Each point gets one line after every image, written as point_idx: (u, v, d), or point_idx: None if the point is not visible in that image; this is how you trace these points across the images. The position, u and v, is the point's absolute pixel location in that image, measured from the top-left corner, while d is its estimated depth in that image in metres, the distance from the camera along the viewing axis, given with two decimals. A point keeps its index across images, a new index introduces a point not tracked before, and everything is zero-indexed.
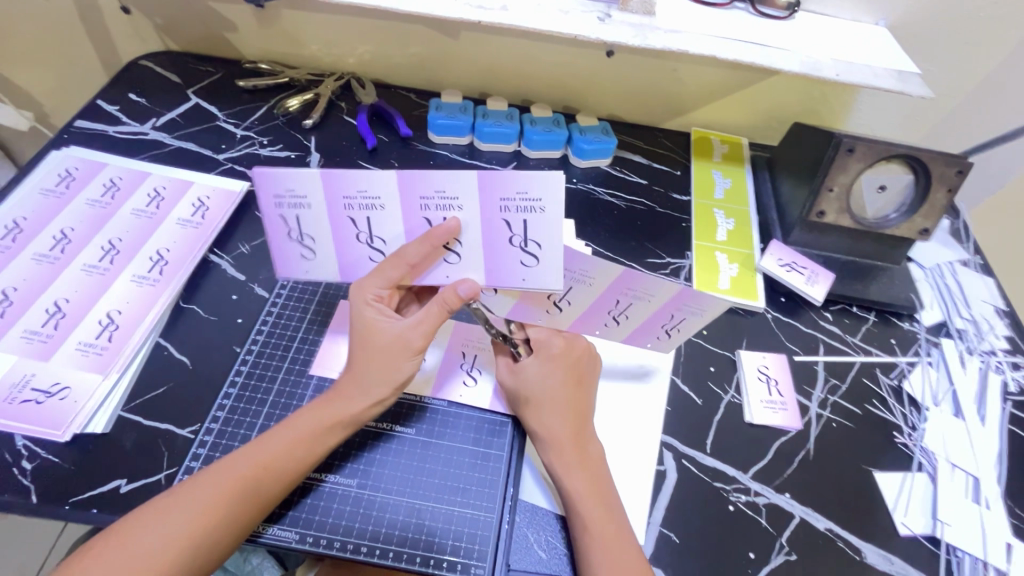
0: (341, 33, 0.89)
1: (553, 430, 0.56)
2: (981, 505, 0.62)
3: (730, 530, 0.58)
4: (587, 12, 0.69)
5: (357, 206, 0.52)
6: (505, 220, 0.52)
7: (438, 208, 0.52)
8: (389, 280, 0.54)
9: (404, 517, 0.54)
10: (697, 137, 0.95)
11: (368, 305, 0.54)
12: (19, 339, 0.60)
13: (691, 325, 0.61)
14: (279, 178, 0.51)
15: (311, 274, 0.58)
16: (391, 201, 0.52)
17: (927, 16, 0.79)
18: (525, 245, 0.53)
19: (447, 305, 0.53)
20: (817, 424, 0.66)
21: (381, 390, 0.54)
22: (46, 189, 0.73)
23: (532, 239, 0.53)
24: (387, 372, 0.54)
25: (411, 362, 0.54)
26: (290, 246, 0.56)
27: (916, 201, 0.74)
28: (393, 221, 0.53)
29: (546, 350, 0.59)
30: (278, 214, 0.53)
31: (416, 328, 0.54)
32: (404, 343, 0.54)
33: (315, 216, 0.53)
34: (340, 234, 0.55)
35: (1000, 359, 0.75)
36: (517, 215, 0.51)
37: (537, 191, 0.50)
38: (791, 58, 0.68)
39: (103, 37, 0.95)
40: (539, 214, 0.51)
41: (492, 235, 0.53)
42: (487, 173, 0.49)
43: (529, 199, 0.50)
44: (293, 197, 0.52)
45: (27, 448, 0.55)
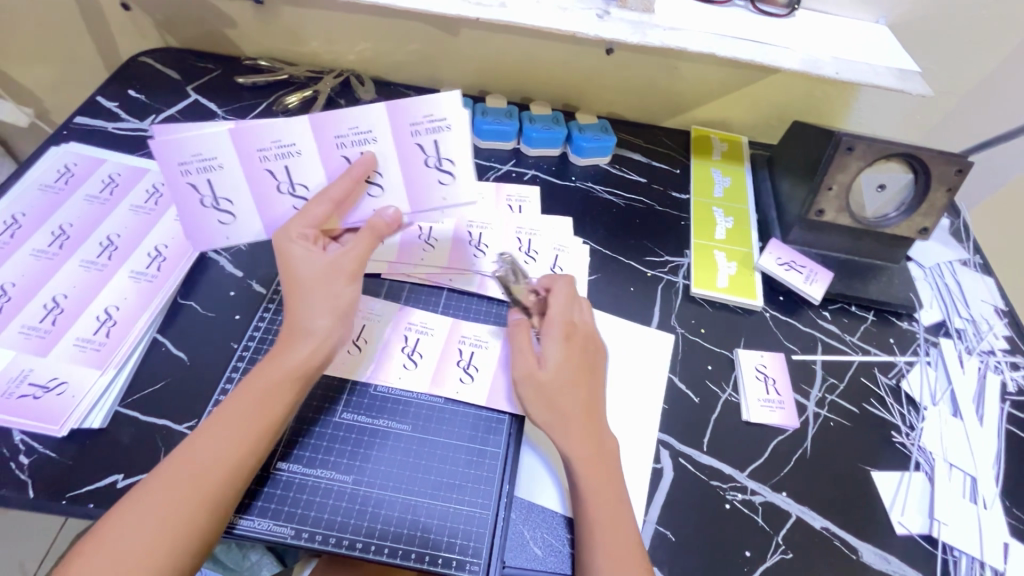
0: (340, 29, 0.88)
1: (573, 412, 0.55)
2: (979, 505, 0.62)
3: (726, 528, 0.58)
4: (586, 9, 0.69)
5: (272, 156, 0.56)
6: (417, 144, 0.57)
7: (354, 143, 0.56)
8: (313, 217, 0.54)
9: (398, 513, 0.54)
10: (697, 135, 0.94)
11: (295, 242, 0.54)
12: (17, 334, 0.60)
13: None
14: (184, 144, 0.54)
15: (233, 239, 0.60)
16: (306, 145, 0.56)
17: (928, 14, 0.79)
18: (439, 164, 0.59)
19: (376, 232, 0.56)
20: (815, 423, 0.66)
21: (324, 322, 0.54)
22: (45, 185, 0.73)
23: (445, 157, 0.59)
24: (326, 298, 0.53)
25: (349, 287, 0.54)
26: (205, 212, 0.58)
27: (916, 199, 0.73)
28: (312, 165, 0.57)
29: (556, 330, 0.58)
30: (186, 182, 0.56)
31: (348, 253, 0.54)
32: (337, 266, 0.54)
33: (230, 176, 0.56)
34: (258, 189, 0.57)
35: (999, 359, 0.75)
36: (428, 137, 0.57)
37: (442, 111, 0.56)
38: (790, 56, 0.68)
39: (102, 34, 0.95)
40: (447, 132, 0.57)
41: (409, 162, 0.58)
42: (396, 104, 0.55)
43: (435, 120, 0.57)
44: (200, 160, 0.55)
45: (25, 443, 0.55)
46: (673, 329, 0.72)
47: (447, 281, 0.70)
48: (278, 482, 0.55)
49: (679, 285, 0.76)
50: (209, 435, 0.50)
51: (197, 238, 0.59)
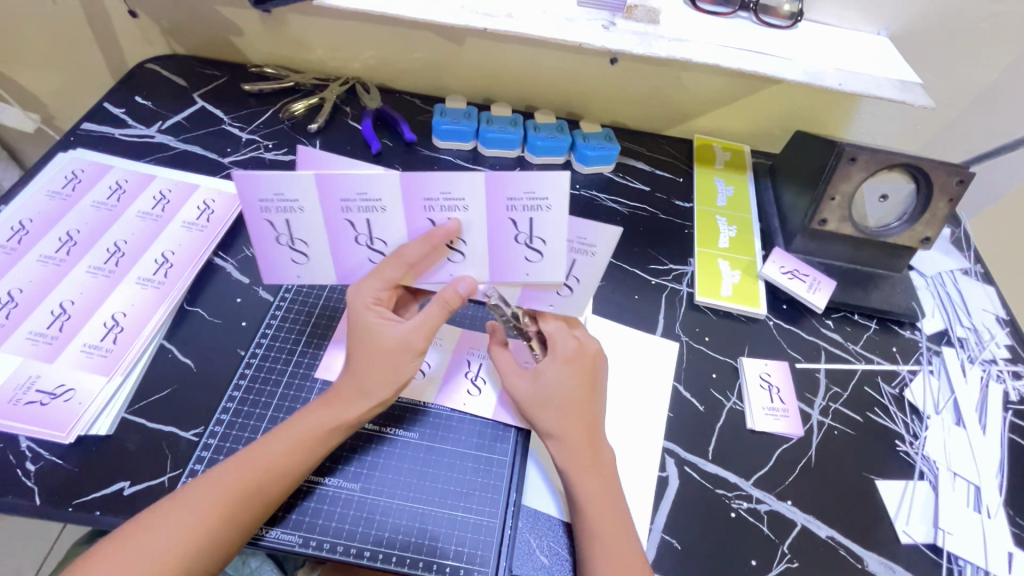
0: (347, 37, 0.89)
1: (569, 433, 0.55)
2: (983, 514, 0.62)
3: (732, 537, 0.58)
4: (592, 20, 0.70)
5: (355, 209, 0.53)
6: (510, 218, 0.53)
7: (442, 208, 0.53)
8: (388, 280, 0.55)
9: (406, 521, 0.55)
10: (699, 143, 0.95)
11: (368, 308, 0.54)
12: (25, 340, 0.60)
13: (586, 270, 0.57)
14: (266, 183, 0.51)
15: (304, 278, 0.59)
16: (392, 203, 0.52)
17: (929, 26, 0.80)
18: (530, 242, 0.55)
19: (448, 305, 0.55)
20: (819, 432, 0.66)
21: (385, 392, 0.54)
22: (52, 192, 0.73)
23: (538, 236, 0.54)
24: (393, 373, 0.54)
25: (414, 363, 0.55)
26: (279, 248, 0.56)
27: (918, 210, 0.74)
28: (394, 222, 0.54)
29: (561, 350, 0.59)
30: (264, 219, 0.54)
31: (418, 330, 0.54)
32: (406, 345, 0.54)
33: (309, 220, 0.54)
34: (336, 236, 0.56)
35: (1001, 367, 0.75)
36: (523, 214, 0.53)
37: (543, 191, 0.51)
38: (794, 68, 0.69)
39: (109, 40, 0.95)
40: (545, 212, 0.52)
41: (497, 234, 0.54)
42: (494, 175, 0.50)
43: (535, 198, 0.52)
44: (282, 201, 0.52)
45: (31, 449, 0.55)
46: (677, 337, 0.72)
47: None
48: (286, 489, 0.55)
49: (683, 293, 0.77)
50: (248, 453, 0.51)
51: (266, 271, 0.58)
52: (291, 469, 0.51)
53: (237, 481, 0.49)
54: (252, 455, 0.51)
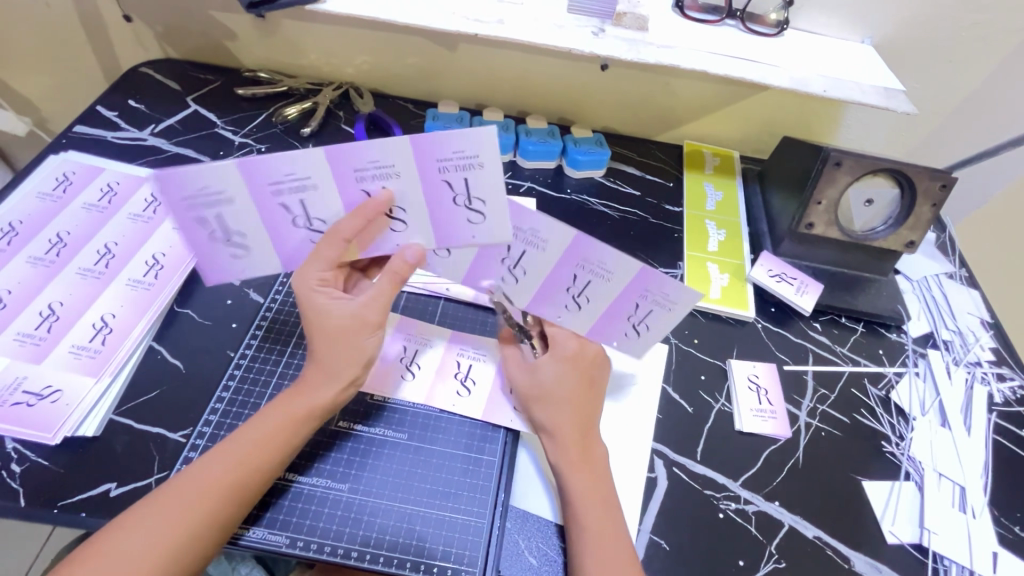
0: (341, 42, 0.90)
1: (565, 429, 0.56)
2: (968, 514, 0.63)
3: (721, 538, 0.58)
4: (582, 27, 0.71)
5: (287, 191, 0.52)
6: (445, 181, 0.51)
7: (374, 179, 0.51)
8: (330, 260, 0.54)
9: (394, 521, 0.54)
10: (689, 149, 0.96)
11: (314, 290, 0.54)
12: (12, 342, 0.60)
13: (660, 320, 0.60)
14: (187, 178, 0.50)
15: (248, 269, 0.59)
16: (322, 180, 0.51)
17: (912, 35, 0.81)
18: (469, 203, 0.52)
19: (397, 277, 0.54)
20: (806, 433, 0.67)
21: (347, 371, 0.54)
22: (43, 194, 0.73)
23: (475, 196, 0.52)
24: (350, 350, 0.54)
25: (373, 338, 0.55)
26: (216, 246, 0.56)
27: (902, 214, 0.75)
28: (330, 198, 0.53)
29: (561, 350, 0.60)
30: (194, 216, 0.53)
31: (370, 304, 0.54)
32: (359, 320, 0.54)
33: (242, 210, 0.53)
34: (273, 222, 0.55)
35: (986, 370, 0.76)
36: (456, 174, 0.50)
37: (472, 148, 0.49)
38: (779, 74, 0.70)
39: (103, 44, 0.96)
40: (477, 170, 0.50)
41: (431, 199, 0.52)
42: (418, 137, 0.48)
43: (464, 157, 0.49)
44: (208, 194, 0.51)
45: (16, 451, 0.55)
46: (666, 339, 0.73)
47: (444, 291, 0.71)
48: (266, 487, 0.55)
49: None
50: (227, 446, 0.51)
51: (205, 268, 0.57)
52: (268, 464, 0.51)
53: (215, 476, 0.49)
54: (227, 451, 0.50)
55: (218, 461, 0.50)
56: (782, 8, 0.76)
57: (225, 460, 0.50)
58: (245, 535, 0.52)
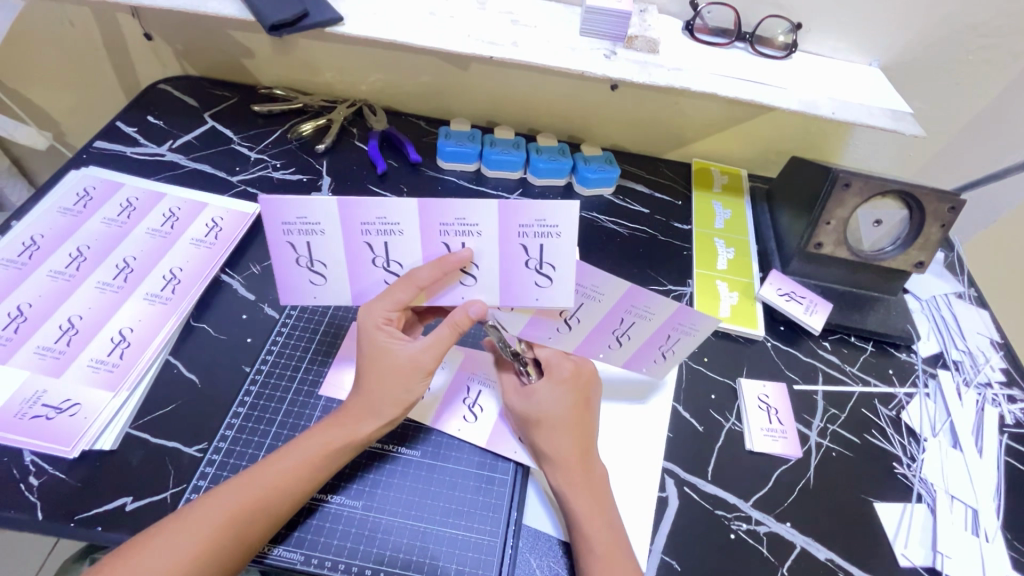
0: (355, 61, 0.92)
1: (563, 450, 0.56)
2: (981, 538, 0.62)
3: (732, 559, 0.58)
4: (594, 49, 0.73)
5: (374, 232, 0.53)
6: (522, 245, 0.54)
7: (457, 234, 0.53)
8: (398, 302, 0.55)
9: (407, 540, 0.55)
10: (697, 168, 0.97)
11: (379, 329, 0.55)
12: (32, 355, 0.61)
13: (687, 346, 0.63)
14: (290, 206, 0.51)
15: (321, 299, 0.59)
16: (410, 228, 0.53)
17: (919, 58, 0.83)
18: (540, 267, 0.55)
19: (458, 327, 0.55)
20: (817, 453, 0.67)
21: (392, 411, 0.55)
22: (63, 208, 0.74)
23: (547, 262, 0.55)
24: (401, 392, 0.55)
25: (422, 383, 0.56)
26: (297, 270, 0.56)
27: (911, 234, 0.76)
28: (412, 245, 0.55)
29: (557, 374, 0.60)
30: (286, 241, 0.54)
31: (427, 350, 0.55)
32: (415, 364, 0.55)
33: (329, 242, 0.54)
34: (354, 259, 0.56)
35: (996, 391, 0.76)
36: (534, 240, 0.54)
37: (554, 218, 0.52)
38: (789, 97, 0.71)
39: (123, 61, 0.98)
40: (555, 239, 0.54)
41: (508, 258, 0.55)
42: (509, 204, 0.51)
43: (546, 226, 0.53)
44: (305, 224, 0.53)
45: (35, 464, 0.55)
46: None
47: None
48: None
49: None
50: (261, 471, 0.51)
51: (283, 292, 0.58)
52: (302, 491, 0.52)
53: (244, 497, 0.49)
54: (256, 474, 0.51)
55: (252, 482, 0.50)
56: (790, 31, 0.78)
57: (259, 484, 0.50)
58: (266, 552, 0.52)
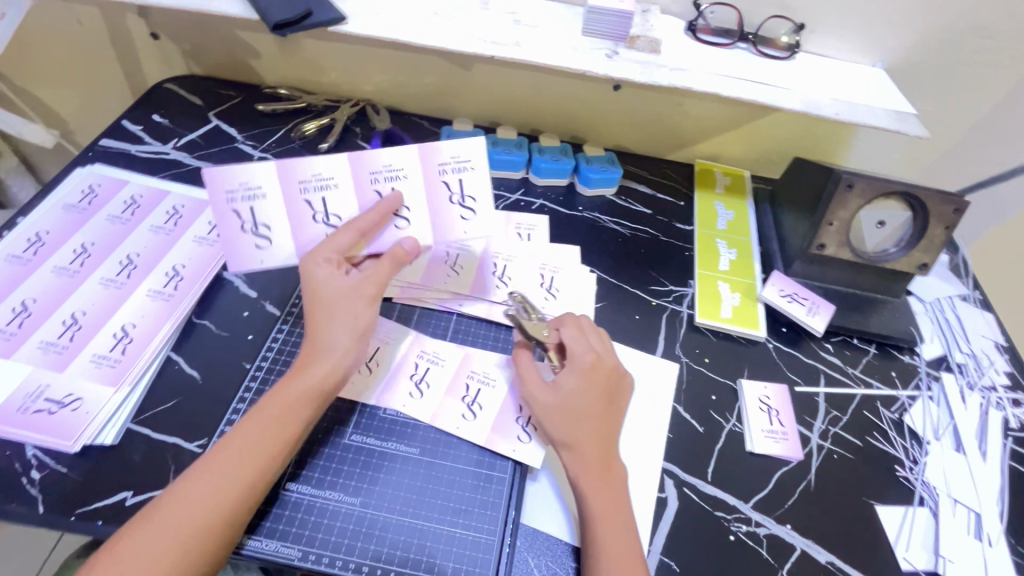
0: (358, 61, 0.92)
1: (584, 440, 0.56)
2: (984, 542, 0.62)
3: (731, 560, 0.58)
4: (596, 49, 0.73)
5: (312, 188, 0.58)
6: (443, 182, 0.62)
7: (387, 180, 0.60)
8: (340, 244, 0.56)
9: (405, 537, 0.55)
10: (701, 168, 0.97)
11: (321, 267, 0.55)
12: (36, 350, 0.61)
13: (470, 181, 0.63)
14: (233, 174, 0.56)
15: (267, 264, 0.58)
16: (342, 180, 0.58)
17: (924, 60, 0.82)
18: (463, 202, 0.62)
19: (398, 258, 0.58)
20: (818, 455, 0.67)
21: (343, 342, 0.55)
22: (68, 205, 0.75)
23: (468, 195, 0.63)
24: (348, 318, 0.55)
25: (369, 309, 0.56)
26: (243, 237, 0.57)
27: (915, 236, 0.75)
28: (347, 200, 0.59)
29: (578, 362, 0.59)
30: (229, 209, 0.56)
31: (369, 278, 0.56)
32: (359, 291, 0.56)
33: (272, 205, 0.57)
34: (297, 220, 0.58)
35: (1001, 395, 0.75)
36: (453, 176, 0.62)
37: (467, 154, 0.62)
38: (791, 97, 0.71)
39: (130, 60, 0.99)
40: (470, 172, 0.63)
41: (432, 200, 0.61)
42: (426, 146, 0.61)
43: (461, 161, 0.62)
44: (246, 189, 0.56)
45: (37, 458, 0.56)
46: (676, 358, 0.73)
47: (457, 306, 0.72)
48: (277, 499, 0.55)
49: (683, 314, 0.78)
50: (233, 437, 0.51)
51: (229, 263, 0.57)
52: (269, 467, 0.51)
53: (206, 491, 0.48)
54: (210, 464, 0.50)
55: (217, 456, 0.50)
56: (794, 32, 0.78)
57: (218, 472, 0.49)
58: (243, 544, 0.52)
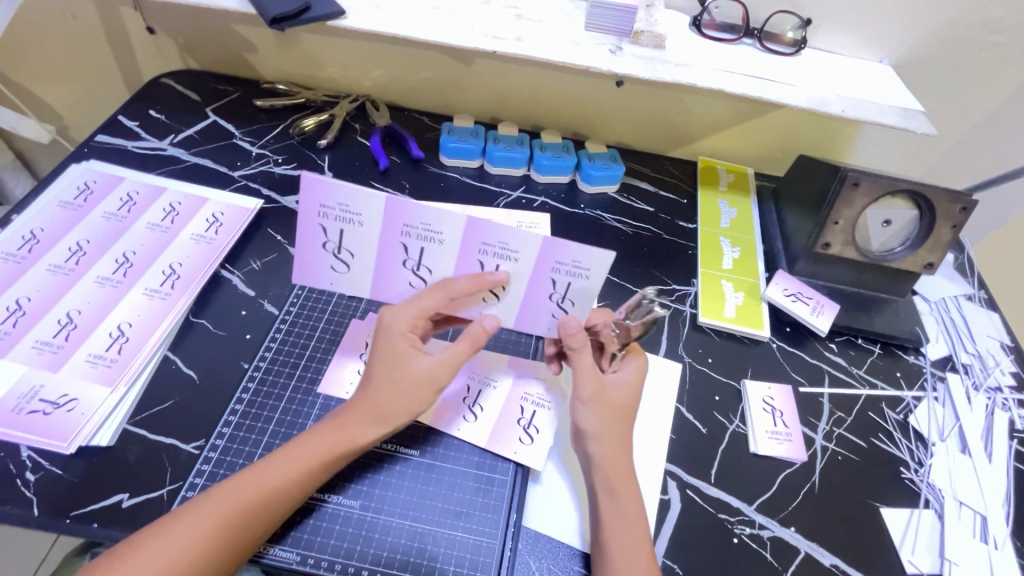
0: (358, 56, 0.91)
1: (624, 441, 0.57)
2: (990, 545, 0.61)
3: (735, 563, 0.57)
4: (599, 44, 0.72)
5: (413, 235, 0.55)
6: (551, 279, 0.56)
7: (495, 256, 0.55)
8: (426, 307, 0.55)
9: (405, 540, 0.54)
10: (703, 165, 0.96)
11: (400, 332, 0.55)
12: (30, 349, 0.60)
13: (581, 292, 0.57)
14: (334, 191, 0.53)
15: (336, 286, 0.60)
16: (448, 238, 0.55)
17: (930, 56, 0.81)
18: (562, 301, 0.58)
19: (475, 341, 0.56)
20: (823, 457, 0.66)
21: (399, 419, 0.54)
22: (64, 202, 0.74)
23: (570, 298, 0.58)
24: (410, 402, 0.53)
25: (431, 395, 0.54)
26: (324, 255, 0.58)
27: (921, 235, 0.75)
28: (445, 255, 0.56)
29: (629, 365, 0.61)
30: (320, 223, 0.55)
31: (442, 364, 0.54)
32: (427, 376, 0.54)
33: (362, 236, 0.56)
34: (383, 257, 0.57)
35: (1006, 396, 0.74)
36: (565, 278, 0.56)
37: (588, 264, 0.54)
38: (797, 93, 0.70)
39: (125, 54, 0.97)
40: (583, 280, 0.56)
41: (532, 288, 0.57)
42: (551, 241, 0.53)
43: (579, 268, 0.55)
44: (345, 211, 0.54)
45: (32, 459, 0.55)
46: (679, 358, 0.72)
47: None
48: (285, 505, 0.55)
49: (686, 314, 0.77)
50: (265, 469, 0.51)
51: (302, 272, 0.59)
52: (274, 511, 0.50)
53: (208, 526, 0.47)
54: (221, 495, 0.49)
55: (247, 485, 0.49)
56: (799, 27, 0.76)
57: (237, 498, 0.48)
58: (264, 551, 0.52)
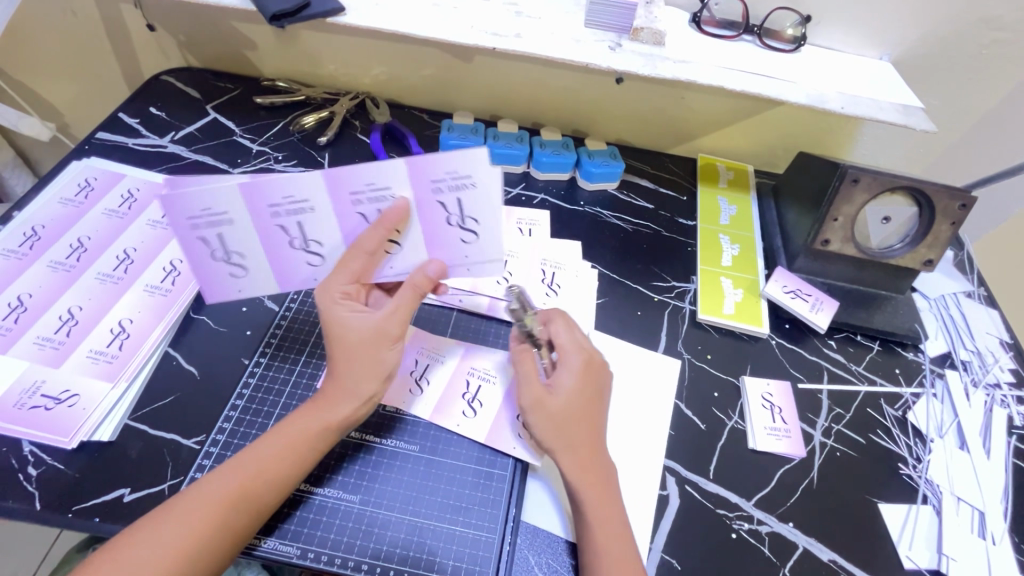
0: (358, 53, 0.91)
1: (578, 441, 0.55)
2: (988, 541, 0.61)
3: (733, 558, 0.57)
4: (599, 41, 0.72)
5: (284, 212, 0.53)
6: (438, 201, 0.54)
7: (371, 200, 0.53)
8: (353, 273, 0.54)
9: (404, 535, 0.54)
10: (703, 163, 0.96)
11: (336, 303, 0.54)
12: (32, 345, 0.61)
13: (473, 204, 0.55)
14: (190, 199, 0.50)
15: (245, 291, 0.58)
16: (320, 203, 0.53)
17: (931, 53, 0.81)
18: (463, 223, 0.56)
19: (419, 289, 0.56)
20: (821, 453, 0.66)
21: (369, 386, 0.55)
22: (65, 199, 0.74)
23: (469, 216, 0.55)
24: (372, 364, 0.54)
25: (392, 352, 0.56)
26: (215, 264, 0.55)
27: (921, 232, 0.75)
28: (326, 222, 0.54)
29: (571, 362, 0.58)
30: (196, 237, 0.52)
31: (391, 317, 0.55)
32: (381, 333, 0.54)
33: (240, 231, 0.53)
34: (272, 246, 0.55)
35: (1005, 392, 0.75)
36: (450, 195, 0.54)
37: (465, 168, 0.52)
38: (797, 90, 0.70)
39: (126, 52, 0.98)
40: (470, 189, 0.54)
41: (425, 223, 0.55)
42: (415, 160, 0.51)
43: (458, 177, 0.53)
44: (209, 215, 0.51)
45: (34, 454, 0.55)
46: (678, 354, 0.72)
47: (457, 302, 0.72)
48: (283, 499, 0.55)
49: (686, 310, 0.77)
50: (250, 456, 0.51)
51: (207, 291, 0.57)
52: (265, 505, 0.50)
53: (203, 519, 0.47)
54: (213, 490, 0.49)
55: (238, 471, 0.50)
56: (799, 24, 0.76)
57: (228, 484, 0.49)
58: (256, 544, 0.52)
